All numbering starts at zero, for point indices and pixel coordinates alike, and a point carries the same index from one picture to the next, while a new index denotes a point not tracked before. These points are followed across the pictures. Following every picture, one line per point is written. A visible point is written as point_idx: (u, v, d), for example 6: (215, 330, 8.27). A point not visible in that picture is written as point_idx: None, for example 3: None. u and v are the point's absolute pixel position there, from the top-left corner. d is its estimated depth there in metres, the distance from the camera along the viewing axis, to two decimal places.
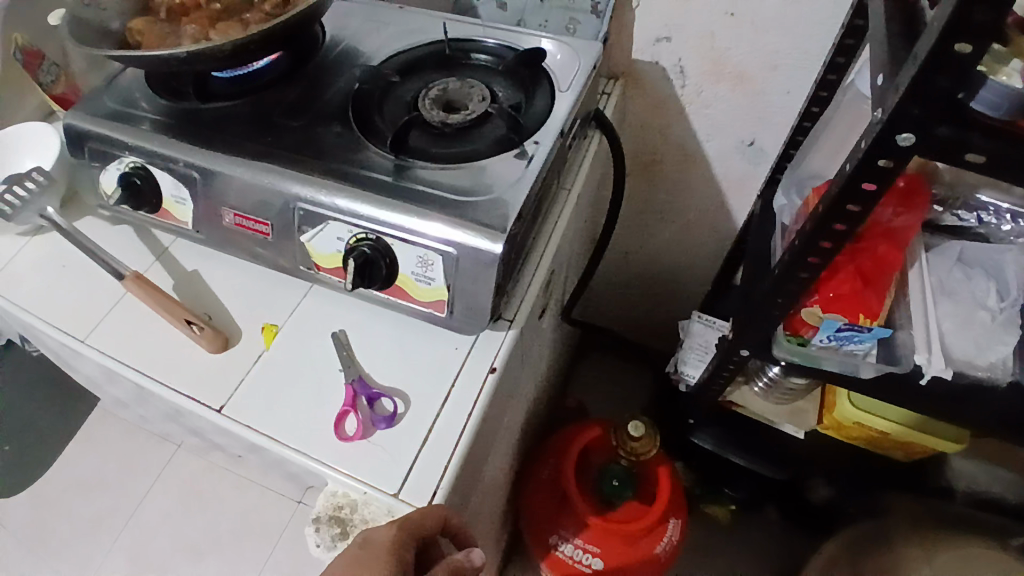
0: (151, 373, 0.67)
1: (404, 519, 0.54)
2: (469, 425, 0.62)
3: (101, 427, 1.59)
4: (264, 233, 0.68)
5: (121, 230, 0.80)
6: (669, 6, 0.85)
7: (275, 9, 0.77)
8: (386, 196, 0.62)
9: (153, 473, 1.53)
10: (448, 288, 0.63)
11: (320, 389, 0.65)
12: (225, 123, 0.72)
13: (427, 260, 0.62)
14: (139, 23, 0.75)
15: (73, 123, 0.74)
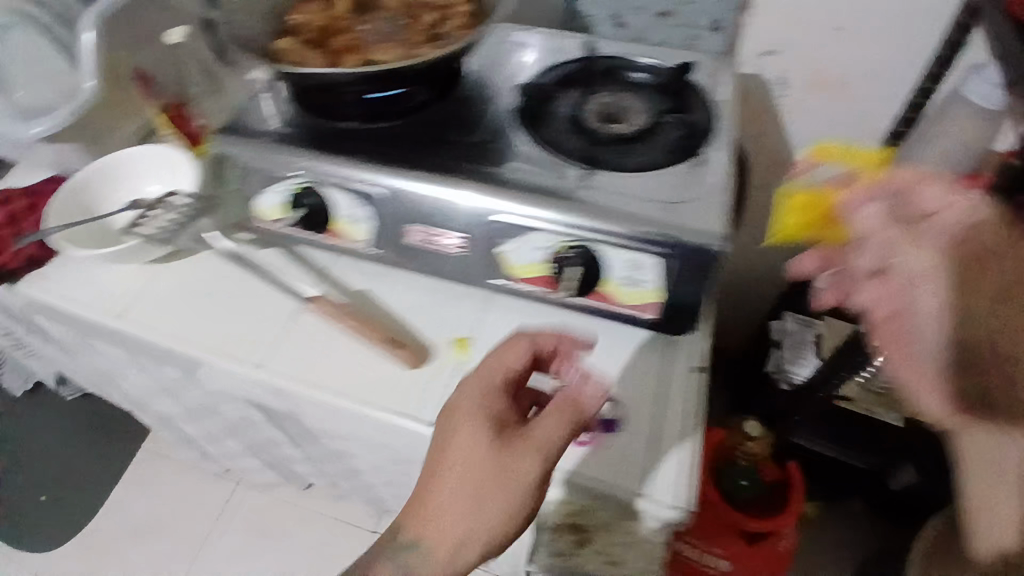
0: (346, 393, 0.69)
1: (491, 374, 0.64)
2: (689, 425, 0.67)
3: (154, 468, 1.54)
4: (455, 249, 0.70)
5: (270, 251, 0.80)
6: (778, 23, 0.90)
7: (428, 27, 0.76)
8: (594, 204, 0.64)
9: (213, 513, 1.49)
10: (657, 291, 0.66)
11: (535, 400, 0.69)
12: (394, 142, 0.73)
13: (639, 263, 0.64)
14: (291, 44, 0.74)
15: (233, 147, 0.72)
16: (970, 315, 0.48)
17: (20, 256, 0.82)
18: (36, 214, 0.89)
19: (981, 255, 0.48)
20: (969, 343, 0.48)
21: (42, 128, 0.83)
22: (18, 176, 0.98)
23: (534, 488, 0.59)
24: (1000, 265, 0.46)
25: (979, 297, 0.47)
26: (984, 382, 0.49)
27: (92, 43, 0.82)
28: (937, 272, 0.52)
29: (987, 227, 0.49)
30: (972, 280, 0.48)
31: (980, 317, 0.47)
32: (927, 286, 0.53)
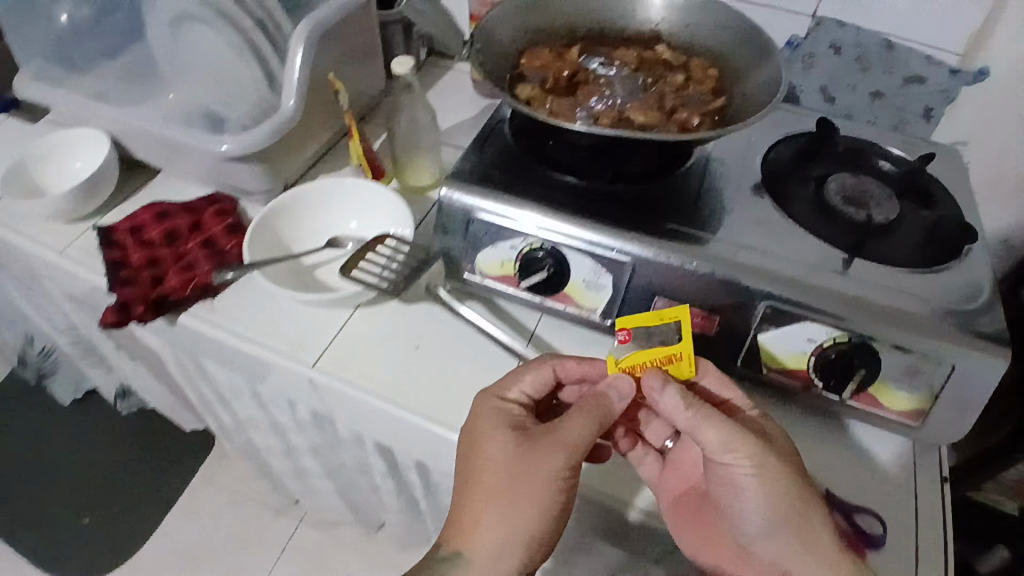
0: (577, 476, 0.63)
1: (497, 394, 0.62)
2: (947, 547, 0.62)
3: (209, 491, 1.45)
4: (707, 329, 0.65)
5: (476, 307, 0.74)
6: (977, 114, 0.85)
7: (675, 90, 0.73)
8: (865, 299, 0.61)
9: (271, 546, 1.39)
10: (934, 396, 0.62)
11: None
12: (638, 208, 0.69)
13: (918, 368, 0.61)
14: (536, 93, 0.71)
15: (468, 198, 0.70)
16: (749, 496, 0.58)
17: (193, 285, 0.75)
18: (198, 236, 0.81)
19: (719, 447, 0.57)
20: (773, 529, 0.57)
21: (232, 146, 0.76)
22: (170, 187, 0.90)
23: (564, 484, 0.57)
24: (735, 458, 0.56)
25: (749, 477, 0.56)
26: (764, 531, 0.59)
27: (301, 60, 0.78)
28: (738, 450, 0.56)
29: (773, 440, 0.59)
30: (741, 476, 0.57)
31: (769, 505, 0.56)
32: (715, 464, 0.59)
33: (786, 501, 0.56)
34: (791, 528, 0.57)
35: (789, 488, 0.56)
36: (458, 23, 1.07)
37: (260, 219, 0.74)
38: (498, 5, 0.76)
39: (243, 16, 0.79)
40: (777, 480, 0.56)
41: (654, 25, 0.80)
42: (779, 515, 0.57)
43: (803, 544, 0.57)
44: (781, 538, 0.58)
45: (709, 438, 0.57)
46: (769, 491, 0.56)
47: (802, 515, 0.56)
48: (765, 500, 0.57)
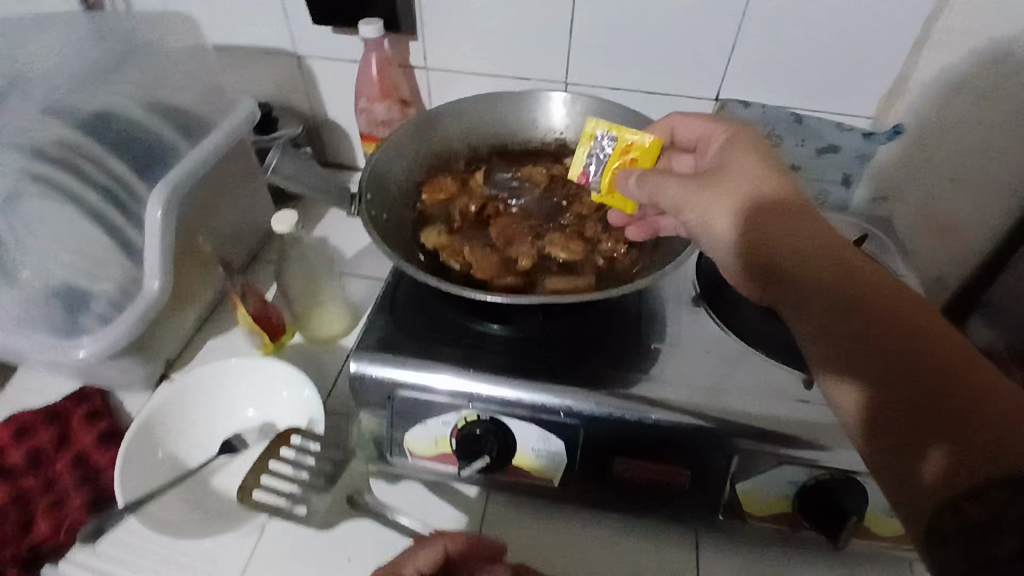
0: None
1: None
2: None
3: None
4: (678, 480, 0.57)
5: (410, 492, 0.64)
6: (894, 170, 0.83)
7: (593, 212, 0.67)
8: (834, 423, 0.55)
9: None
10: None
11: None
12: (578, 354, 0.62)
13: None
14: (442, 239, 0.63)
15: (385, 371, 0.60)
16: (798, 293, 0.45)
17: (67, 527, 0.62)
18: (68, 452, 0.68)
19: (718, 180, 0.52)
20: (814, 251, 0.45)
21: (90, 349, 0.63)
22: (29, 386, 0.76)
23: None
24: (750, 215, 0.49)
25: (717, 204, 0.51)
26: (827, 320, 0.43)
27: (157, 232, 0.67)
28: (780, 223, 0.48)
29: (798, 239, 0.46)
30: (745, 221, 0.49)
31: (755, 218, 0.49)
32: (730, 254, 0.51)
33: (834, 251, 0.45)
34: (831, 273, 0.44)
35: (837, 257, 0.45)
36: (349, 138, 0.98)
37: (138, 429, 0.61)
38: (385, 140, 0.68)
39: (86, 187, 0.69)
40: (824, 257, 0.45)
41: (559, 136, 0.74)
42: (809, 265, 0.45)
43: (854, 326, 0.41)
44: (838, 340, 0.42)
45: (733, 161, 0.53)
46: (816, 258, 0.45)
47: (841, 276, 0.43)
48: (800, 259, 0.45)
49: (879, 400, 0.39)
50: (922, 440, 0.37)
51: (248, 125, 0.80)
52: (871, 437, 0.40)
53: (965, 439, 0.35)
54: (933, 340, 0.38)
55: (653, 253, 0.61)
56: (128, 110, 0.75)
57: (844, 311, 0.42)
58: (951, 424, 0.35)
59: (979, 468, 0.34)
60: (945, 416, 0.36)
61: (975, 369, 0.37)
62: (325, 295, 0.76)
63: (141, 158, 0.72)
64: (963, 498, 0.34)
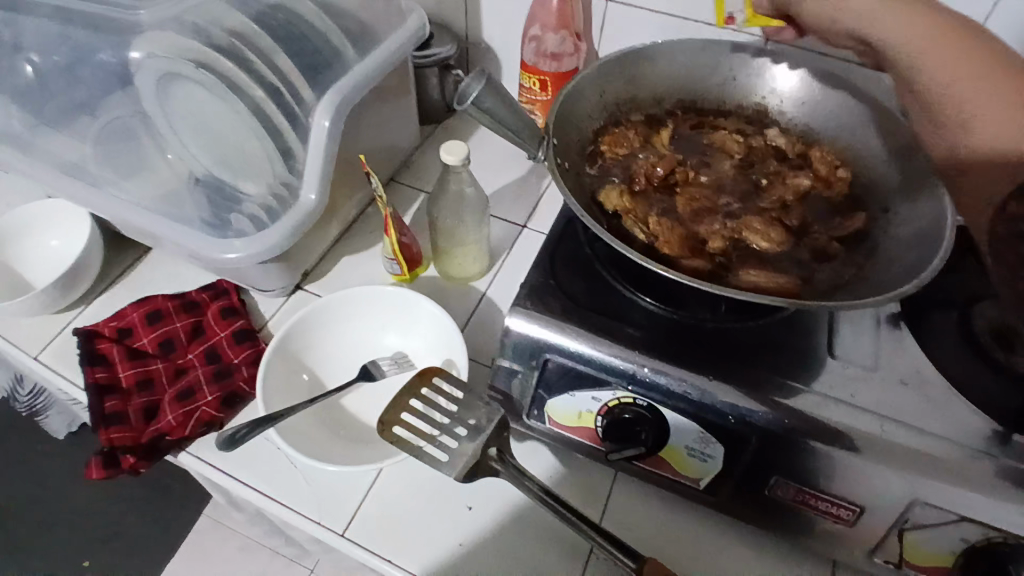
0: None
1: None
2: None
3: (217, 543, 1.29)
4: (836, 515, 0.53)
5: (537, 460, 0.63)
6: None
7: (797, 201, 0.59)
8: None
9: None
10: None
11: None
12: (753, 358, 0.56)
13: None
14: (626, 200, 0.57)
15: (543, 332, 0.56)
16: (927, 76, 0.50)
17: (194, 419, 0.61)
18: (200, 344, 0.68)
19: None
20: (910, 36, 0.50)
21: (243, 254, 0.60)
22: (165, 270, 0.76)
23: None
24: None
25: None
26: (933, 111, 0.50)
27: (322, 142, 0.63)
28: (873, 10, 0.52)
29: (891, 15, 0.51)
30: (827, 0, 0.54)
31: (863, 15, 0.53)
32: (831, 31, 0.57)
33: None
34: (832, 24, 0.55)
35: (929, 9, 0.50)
36: (501, 66, 0.91)
37: (281, 340, 0.60)
38: (575, 78, 0.61)
39: (254, 84, 0.65)
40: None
41: (761, 99, 0.66)
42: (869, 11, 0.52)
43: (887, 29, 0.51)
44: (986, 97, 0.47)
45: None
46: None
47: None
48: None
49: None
50: None
51: (415, 41, 0.74)
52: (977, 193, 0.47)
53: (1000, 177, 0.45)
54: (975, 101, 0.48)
55: (872, 258, 0.53)
56: (298, 3, 0.70)
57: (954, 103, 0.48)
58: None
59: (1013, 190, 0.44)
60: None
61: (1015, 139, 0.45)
62: (470, 237, 0.71)
63: (306, 58, 0.68)
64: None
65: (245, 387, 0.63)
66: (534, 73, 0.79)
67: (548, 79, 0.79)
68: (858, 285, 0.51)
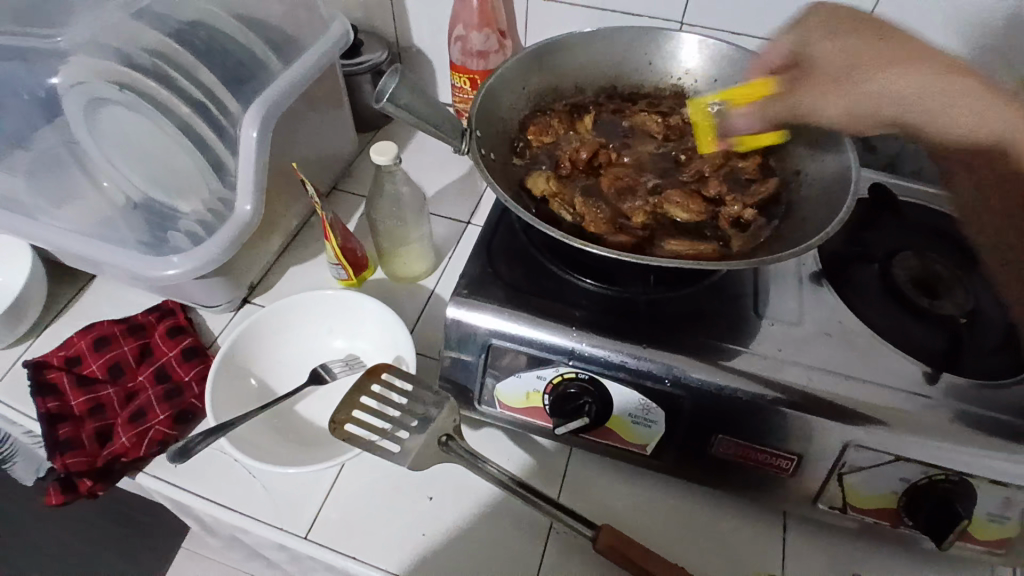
0: None
1: None
2: None
3: None
4: (777, 466, 0.56)
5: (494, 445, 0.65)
6: None
7: (715, 173, 0.62)
8: (954, 433, 0.52)
9: None
10: None
11: None
12: (687, 323, 0.59)
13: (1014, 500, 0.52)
14: (551, 184, 0.59)
15: (483, 318, 0.58)
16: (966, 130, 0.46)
17: (148, 439, 0.60)
18: (150, 366, 0.67)
19: (813, 70, 0.55)
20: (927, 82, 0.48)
21: (181, 269, 0.61)
22: (108, 296, 0.75)
23: None
24: (882, 73, 0.50)
25: (837, 37, 0.54)
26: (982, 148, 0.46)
27: (253, 153, 0.64)
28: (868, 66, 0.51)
29: (926, 77, 0.48)
30: (856, 91, 0.51)
31: (854, 97, 0.51)
32: (856, 124, 0.52)
33: (954, 72, 0.47)
34: (862, 112, 0.51)
35: (958, 73, 0.47)
36: (433, 68, 0.93)
37: (228, 351, 0.60)
38: (496, 71, 0.63)
39: (179, 101, 0.66)
40: (945, 76, 0.47)
41: (677, 81, 0.69)
42: (920, 96, 0.48)
43: (952, 111, 0.46)
44: None
45: (829, 54, 0.54)
46: (934, 80, 0.47)
47: (929, 72, 0.48)
48: (901, 85, 0.49)
49: None
50: None
51: (340, 49, 0.75)
52: None
53: None
54: None
55: (785, 221, 0.57)
56: (219, 20, 0.70)
57: None
58: None
59: None
60: None
61: None
62: (412, 236, 0.72)
63: (230, 73, 0.68)
64: None
65: (198, 404, 0.63)
66: (464, 72, 0.83)
67: (477, 77, 0.82)
68: (772, 245, 0.54)
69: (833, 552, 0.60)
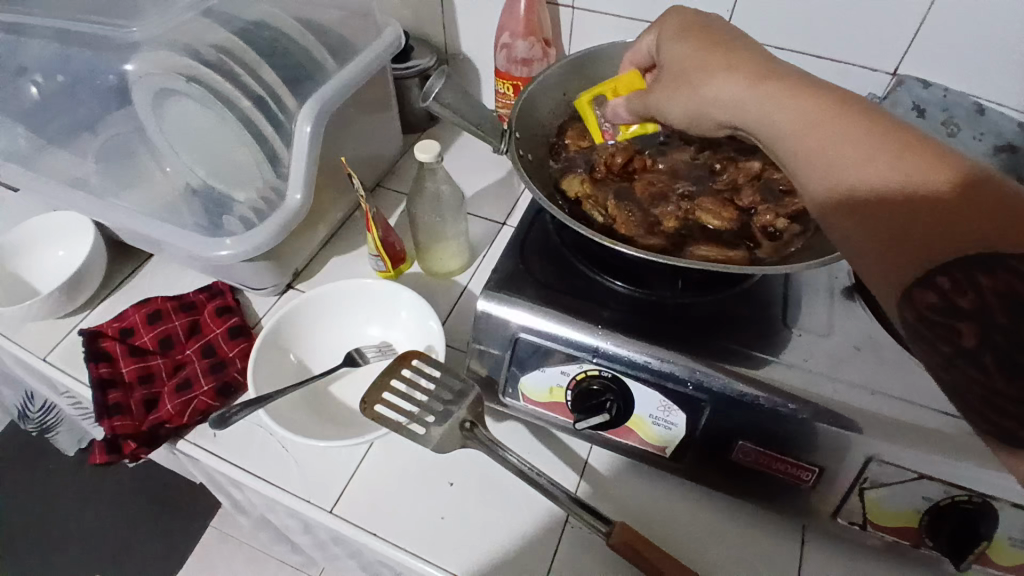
0: None
1: None
2: None
3: (224, 550, 1.32)
4: (799, 477, 0.56)
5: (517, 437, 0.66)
6: None
7: (749, 183, 0.63)
8: (986, 455, 0.51)
9: None
10: None
11: None
12: (714, 328, 0.60)
13: None
14: (586, 186, 0.61)
15: (510, 312, 0.60)
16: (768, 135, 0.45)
17: (190, 408, 0.64)
18: (197, 341, 0.71)
19: (663, 76, 0.55)
20: (734, 83, 0.48)
21: (232, 251, 0.65)
22: (163, 275, 0.80)
23: None
24: (713, 77, 0.50)
25: (676, 40, 0.54)
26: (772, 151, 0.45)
27: (306, 146, 0.68)
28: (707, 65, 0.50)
29: (737, 82, 0.48)
30: (692, 97, 0.52)
31: (688, 99, 0.52)
32: (698, 125, 0.53)
33: (768, 78, 0.46)
34: (702, 112, 0.52)
35: (773, 76, 0.46)
36: (479, 75, 0.96)
37: (271, 330, 0.64)
38: (537, 78, 0.66)
39: (240, 94, 0.70)
40: (760, 83, 0.46)
41: None
42: (741, 98, 0.47)
43: (764, 116, 0.45)
44: (831, 170, 0.40)
45: (675, 51, 0.54)
46: (747, 86, 0.47)
47: (741, 78, 0.47)
48: (719, 91, 0.49)
49: (880, 202, 0.37)
50: (896, 229, 0.37)
51: (393, 52, 0.80)
52: (887, 257, 0.38)
53: (921, 240, 0.36)
54: (913, 147, 0.37)
55: (815, 233, 0.57)
56: (283, 22, 0.75)
57: (819, 166, 0.41)
58: (882, 208, 0.37)
59: (927, 253, 0.36)
60: (905, 237, 0.37)
61: (942, 178, 0.35)
62: (449, 232, 0.75)
63: (290, 71, 0.73)
64: (916, 289, 0.37)
65: (238, 379, 0.67)
66: (507, 78, 0.85)
67: (520, 84, 0.85)
68: (800, 255, 0.55)
69: (854, 570, 0.59)
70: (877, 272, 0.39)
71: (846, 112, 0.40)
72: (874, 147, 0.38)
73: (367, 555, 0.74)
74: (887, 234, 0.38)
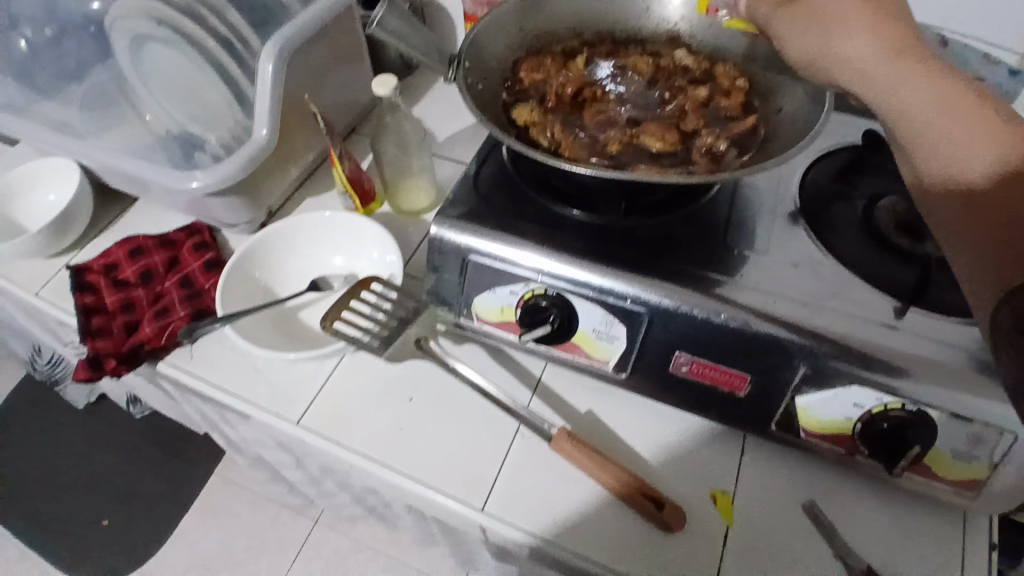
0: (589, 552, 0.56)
1: None
2: None
3: (227, 493, 1.38)
4: (733, 386, 0.59)
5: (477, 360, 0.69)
6: None
7: (696, 110, 0.64)
8: (913, 361, 0.53)
9: (289, 551, 1.32)
10: (992, 467, 0.54)
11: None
12: (657, 248, 0.62)
13: (979, 435, 0.52)
14: (534, 115, 0.63)
15: (460, 236, 0.62)
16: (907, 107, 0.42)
17: (168, 332, 0.68)
18: (175, 274, 0.75)
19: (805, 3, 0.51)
20: (867, 49, 0.45)
21: (202, 183, 0.68)
22: (146, 216, 0.84)
23: None
24: (851, 31, 0.46)
25: None
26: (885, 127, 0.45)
27: (269, 84, 0.70)
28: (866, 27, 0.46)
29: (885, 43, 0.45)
30: (823, 36, 0.48)
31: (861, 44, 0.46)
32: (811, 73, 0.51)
33: (898, 51, 0.44)
34: (828, 65, 0.49)
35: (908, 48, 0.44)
36: (452, 22, 0.98)
37: (240, 257, 0.68)
38: (492, 12, 0.68)
39: (206, 36, 0.72)
40: (887, 53, 0.44)
41: (673, 26, 0.71)
42: (870, 65, 0.45)
43: (886, 88, 0.43)
44: (927, 141, 0.41)
45: None
46: (877, 54, 0.45)
47: (877, 42, 0.45)
48: (853, 46, 0.46)
49: (972, 200, 0.38)
50: (976, 238, 0.37)
51: None
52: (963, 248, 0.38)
53: (988, 234, 0.36)
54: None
55: (755, 155, 0.59)
56: None
57: (905, 136, 0.42)
58: (997, 213, 0.36)
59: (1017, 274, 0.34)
60: (976, 217, 0.37)
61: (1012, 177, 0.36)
62: (415, 168, 0.78)
63: (256, 13, 0.75)
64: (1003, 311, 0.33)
65: (213, 306, 0.71)
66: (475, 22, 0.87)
67: None
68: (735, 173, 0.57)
69: (793, 477, 0.62)
70: (968, 267, 0.37)
71: (959, 102, 0.40)
72: (962, 132, 0.39)
73: (343, 479, 0.78)
74: (987, 231, 0.36)
